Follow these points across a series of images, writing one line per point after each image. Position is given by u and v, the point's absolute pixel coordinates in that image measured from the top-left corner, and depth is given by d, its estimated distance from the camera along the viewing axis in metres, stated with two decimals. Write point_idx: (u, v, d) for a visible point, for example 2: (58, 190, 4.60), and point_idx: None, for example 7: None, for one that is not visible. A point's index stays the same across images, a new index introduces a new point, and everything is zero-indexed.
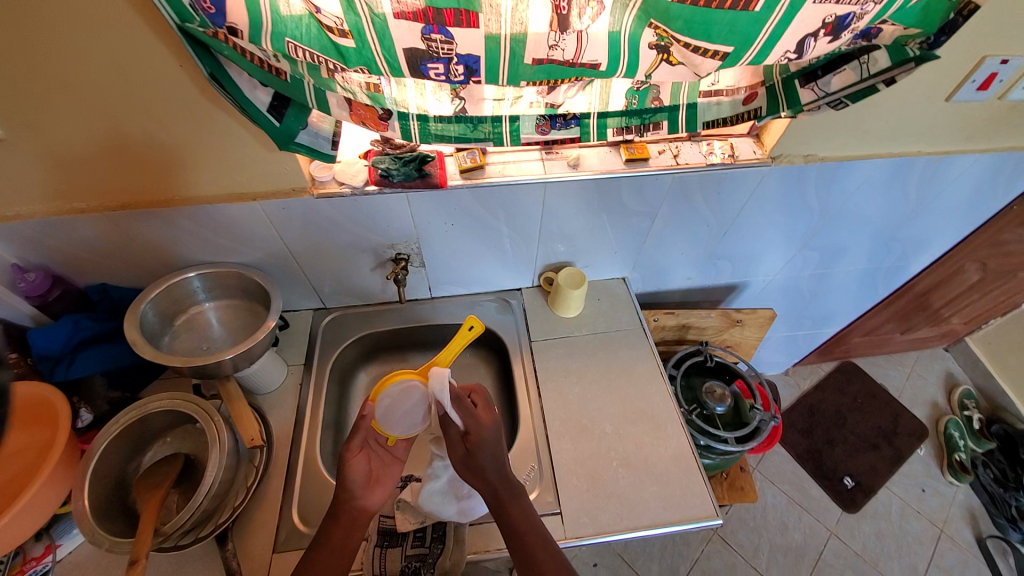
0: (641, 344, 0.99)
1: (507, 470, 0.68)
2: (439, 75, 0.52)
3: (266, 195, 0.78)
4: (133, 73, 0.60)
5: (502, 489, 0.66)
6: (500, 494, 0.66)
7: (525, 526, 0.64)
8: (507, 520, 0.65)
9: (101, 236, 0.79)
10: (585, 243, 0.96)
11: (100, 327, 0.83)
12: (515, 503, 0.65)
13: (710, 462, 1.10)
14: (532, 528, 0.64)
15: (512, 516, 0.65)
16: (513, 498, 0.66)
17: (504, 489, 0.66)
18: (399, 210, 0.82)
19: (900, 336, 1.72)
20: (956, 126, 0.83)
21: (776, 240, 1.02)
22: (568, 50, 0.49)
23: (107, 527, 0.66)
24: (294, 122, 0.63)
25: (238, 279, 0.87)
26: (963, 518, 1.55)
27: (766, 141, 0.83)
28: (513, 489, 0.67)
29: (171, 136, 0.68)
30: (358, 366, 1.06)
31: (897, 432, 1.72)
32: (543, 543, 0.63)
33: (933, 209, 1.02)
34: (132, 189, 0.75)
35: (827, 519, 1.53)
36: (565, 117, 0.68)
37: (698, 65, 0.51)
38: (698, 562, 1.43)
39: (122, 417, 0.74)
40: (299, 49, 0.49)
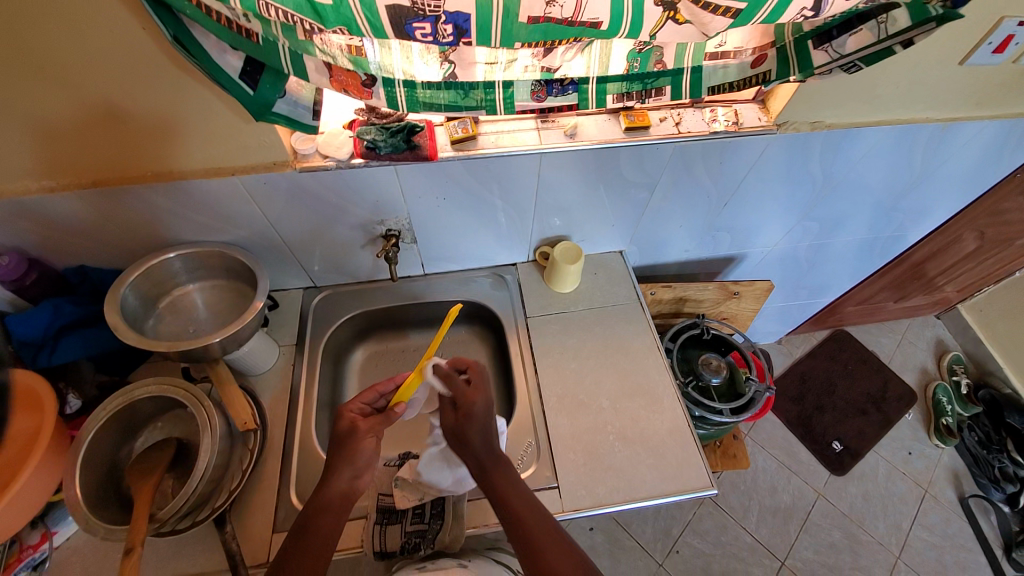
0: (638, 318, 0.98)
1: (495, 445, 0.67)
2: (425, 36, 0.48)
3: (247, 170, 0.74)
4: (92, 36, 0.54)
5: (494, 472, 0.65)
6: (485, 464, 0.65)
7: (522, 507, 0.63)
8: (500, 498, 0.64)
9: (74, 215, 0.75)
10: (582, 216, 0.93)
11: (82, 312, 0.80)
12: (508, 484, 0.65)
13: (704, 432, 1.11)
14: (528, 509, 0.63)
15: (508, 496, 0.64)
16: (505, 480, 0.65)
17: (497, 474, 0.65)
18: (388, 184, 0.78)
19: (894, 304, 1.73)
20: (966, 92, 0.79)
21: (777, 210, 1.00)
22: (566, 7, 0.45)
23: (101, 515, 0.65)
24: (269, 90, 0.58)
25: (221, 258, 0.84)
26: (946, 479, 1.60)
27: (772, 106, 0.79)
28: (506, 473, 0.66)
29: (139, 106, 0.63)
30: (351, 344, 1.04)
31: (886, 398, 1.76)
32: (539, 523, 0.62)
33: (937, 177, 1.00)
34: (102, 166, 0.70)
35: (815, 482, 1.57)
36: (561, 82, 0.63)
37: (706, 24, 0.47)
38: (691, 524, 1.47)
39: (110, 403, 0.72)
40: (272, 7, 0.44)
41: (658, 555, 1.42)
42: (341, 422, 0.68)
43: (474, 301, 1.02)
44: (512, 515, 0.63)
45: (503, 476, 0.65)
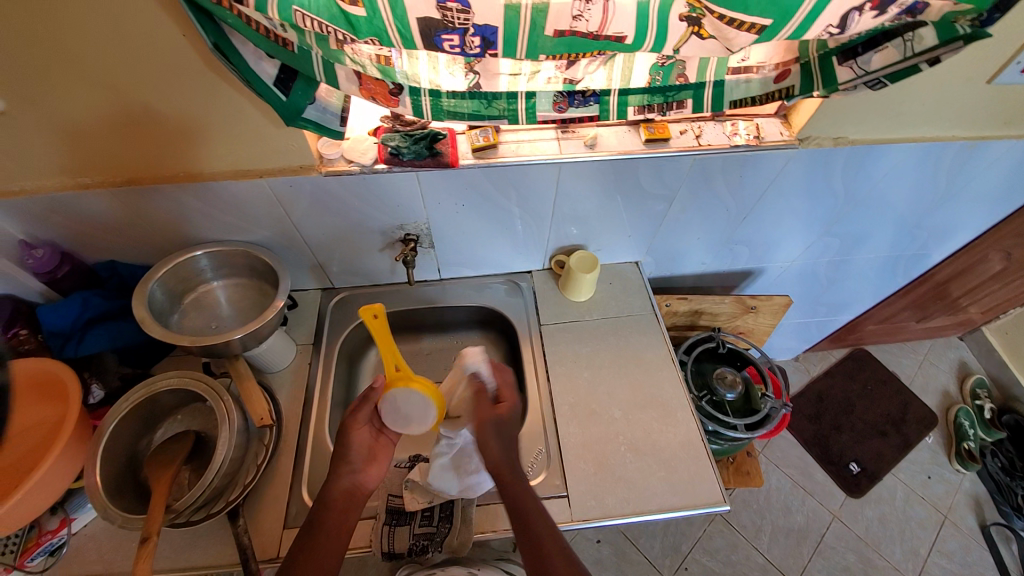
0: (653, 330, 0.97)
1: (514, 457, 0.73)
2: (453, 47, 0.49)
3: (273, 172, 0.76)
4: (132, 42, 0.57)
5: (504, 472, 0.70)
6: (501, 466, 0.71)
7: (532, 511, 0.65)
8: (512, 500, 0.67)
9: (107, 211, 0.78)
10: (599, 226, 0.94)
11: (109, 305, 0.83)
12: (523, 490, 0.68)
13: (717, 447, 1.10)
14: (537, 515, 0.65)
15: (519, 501, 0.66)
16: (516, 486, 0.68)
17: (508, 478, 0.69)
18: (409, 189, 0.80)
19: (916, 324, 1.69)
20: (993, 111, 0.78)
21: (796, 226, 0.99)
22: (593, 21, 0.46)
23: (119, 502, 0.67)
24: (300, 96, 0.60)
25: (245, 258, 0.86)
26: (967, 506, 1.55)
27: (794, 121, 0.79)
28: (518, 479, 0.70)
29: (174, 109, 0.66)
30: (366, 346, 1.05)
31: (905, 420, 1.71)
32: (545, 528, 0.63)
33: (962, 196, 0.98)
34: (136, 165, 0.73)
35: (830, 503, 1.53)
36: (584, 94, 0.63)
37: (732, 39, 0.47)
38: (700, 542, 1.45)
39: (133, 393, 0.74)
40: (308, 18, 0.46)
41: (666, 571, 1.39)
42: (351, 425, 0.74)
43: (488, 308, 1.03)
44: (523, 515, 0.65)
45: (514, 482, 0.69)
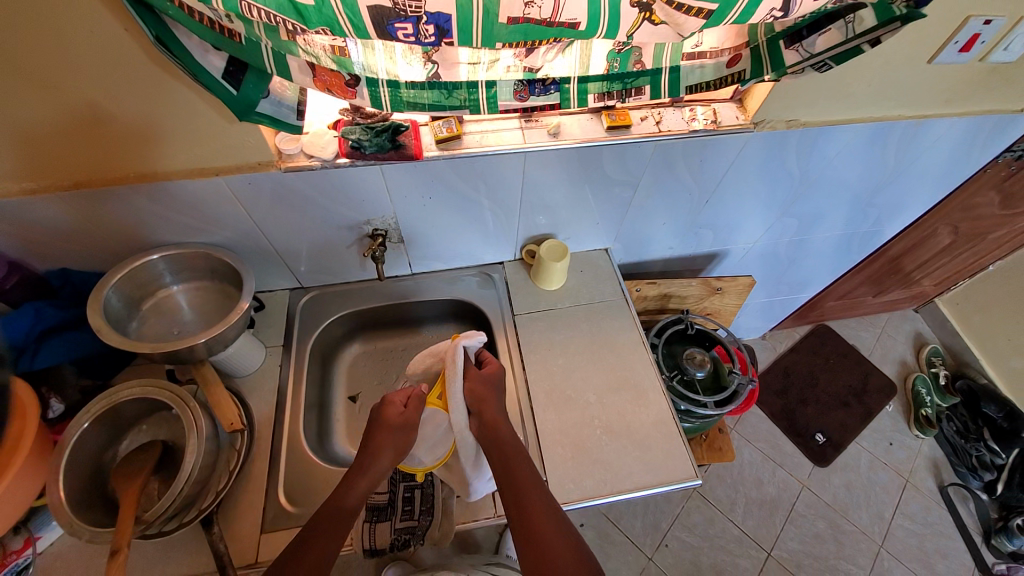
0: (624, 314, 0.99)
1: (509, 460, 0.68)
2: (407, 36, 0.49)
3: (230, 169, 0.74)
4: (73, 38, 0.54)
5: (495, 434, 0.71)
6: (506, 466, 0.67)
7: (526, 482, 0.65)
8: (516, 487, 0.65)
9: (54, 218, 0.74)
10: (567, 214, 0.95)
11: (65, 314, 0.79)
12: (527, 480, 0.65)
13: (689, 425, 1.13)
14: (536, 487, 0.65)
15: (516, 472, 0.66)
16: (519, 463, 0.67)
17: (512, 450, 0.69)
18: (374, 183, 0.79)
19: (873, 298, 1.77)
20: (935, 90, 0.82)
21: (757, 207, 1.02)
22: (545, 8, 0.46)
23: (86, 517, 0.65)
24: (252, 91, 0.58)
25: (204, 260, 0.83)
26: (928, 469, 1.65)
27: (749, 105, 0.81)
28: (520, 453, 0.69)
29: (121, 107, 0.63)
30: (339, 345, 1.04)
31: (867, 390, 1.80)
32: (543, 508, 0.63)
33: (909, 173, 1.03)
34: (81, 166, 0.70)
35: (800, 473, 1.61)
36: (543, 82, 0.64)
37: (681, 24, 0.49)
38: (679, 518, 1.50)
39: (94, 405, 0.71)
40: (254, 8, 0.45)
41: (648, 548, 1.44)
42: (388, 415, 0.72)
43: (460, 300, 1.03)
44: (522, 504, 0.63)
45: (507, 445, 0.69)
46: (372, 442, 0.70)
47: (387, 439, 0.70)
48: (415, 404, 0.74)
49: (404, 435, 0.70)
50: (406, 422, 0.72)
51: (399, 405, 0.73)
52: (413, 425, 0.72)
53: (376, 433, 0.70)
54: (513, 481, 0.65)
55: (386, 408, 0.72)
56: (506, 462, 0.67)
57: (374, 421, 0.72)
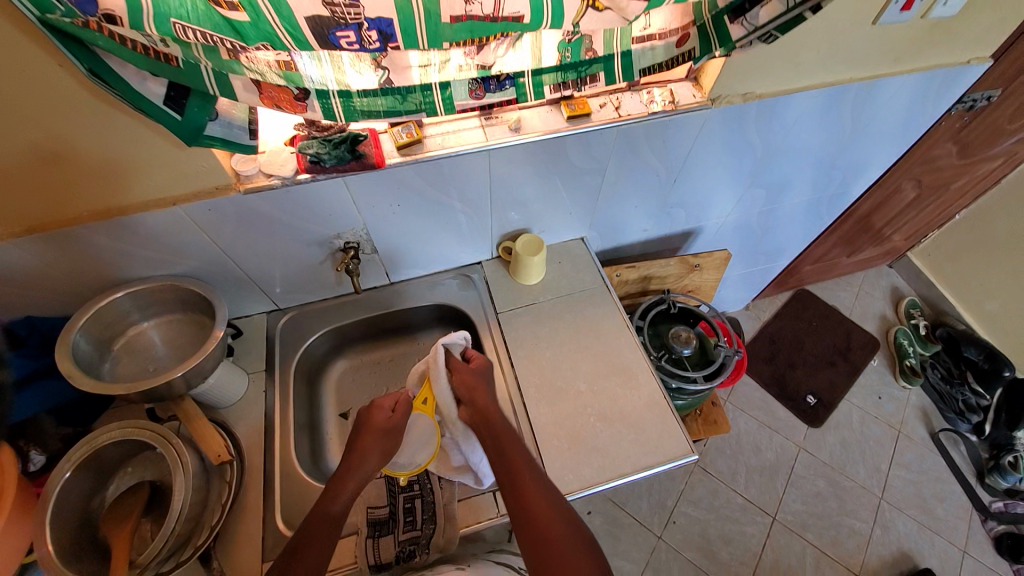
0: (606, 301, 1.00)
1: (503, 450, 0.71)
2: (351, 44, 0.48)
3: (189, 197, 0.72)
4: (5, 78, 0.52)
5: (497, 441, 0.72)
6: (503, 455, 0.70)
7: (530, 488, 0.66)
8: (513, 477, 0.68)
9: (12, 265, 0.71)
10: (540, 208, 0.95)
11: (34, 364, 0.76)
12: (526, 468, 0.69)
13: (681, 402, 1.15)
14: (542, 492, 0.66)
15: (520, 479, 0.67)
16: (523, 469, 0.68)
17: (515, 456, 0.70)
18: (339, 196, 0.77)
19: (847, 259, 1.81)
20: (883, 50, 0.84)
21: (725, 181, 1.04)
22: (486, 3, 0.46)
23: (78, 568, 0.63)
24: (198, 113, 0.57)
25: (173, 292, 0.81)
26: (916, 418, 1.70)
27: (704, 83, 0.82)
28: (523, 458, 0.70)
29: (66, 146, 0.61)
30: (325, 364, 1.03)
31: (850, 348, 1.85)
32: (538, 492, 0.66)
33: (868, 134, 1.05)
34: (34, 211, 0.67)
35: (795, 436, 1.64)
36: (498, 78, 0.64)
37: (624, 9, 0.49)
38: (684, 494, 1.52)
39: (73, 454, 0.68)
40: (189, 29, 0.43)
41: (656, 527, 1.45)
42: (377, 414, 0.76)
43: (443, 304, 1.02)
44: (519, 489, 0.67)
45: (509, 450, 0.71)
46: (359, 444, 0.73)
47: (374, 441, 0.73)
48: (402, 408, 0.77)
49: (393, 437, 0.74)
50: (393, 425, 0.75)
51: (387, 410, 0.77)
52: (399, 429, 0.75)
53: (363, 436, 0.74)
54: (519, 491, 0.66)
55: (373, 413, 0.76)
56: (502, 450, 0.71)
57: (359, 425, 0.75)
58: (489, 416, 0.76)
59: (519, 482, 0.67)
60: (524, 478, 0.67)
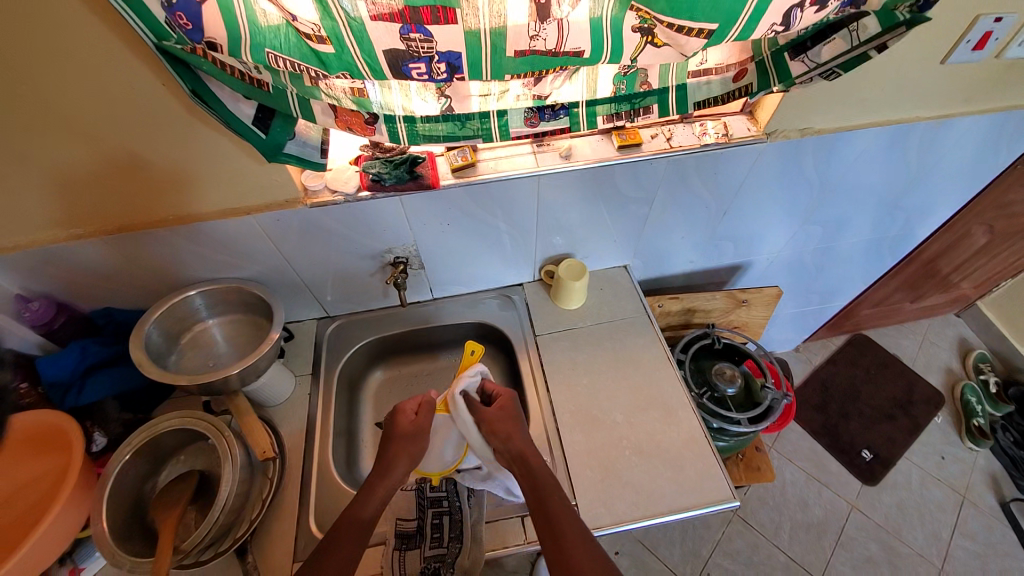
0: (647, 331, 0.98)
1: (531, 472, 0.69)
2: (421, 75, 0.51)
3: (260, 208, 0.78)
4: (120, 94, 0.60)
5: (528, 474, 0.69)
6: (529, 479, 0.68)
7: (568, 529, 0.61)
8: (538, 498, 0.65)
9: (103, 259, 0.79)
10: (584, 234, 0.95)
11: (107, 352, 0.83)
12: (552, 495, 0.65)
13: (723, 444, 1.09)
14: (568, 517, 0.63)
15: (557, 519, 0.63)
16: (555, 499, 0.65)
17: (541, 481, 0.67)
18: (394, 214, 0.82)
19: (910, 305, 1.70)
20: (951, 90, 0.81)
21: (777, 217, 1.01)
22: (550, 39, 0.49)
23: (128, 549, 0.66)
24: (280, 132, 0.62)
25: (238, 294, 0.87)
26: (986, 484, 1.54)
27: (760, 116, 0.82)
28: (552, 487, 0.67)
29: (160, 155, 0.68)
30: (364, 374, 1.06)
31: (912, 401, 1.71)
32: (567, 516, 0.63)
33: (935, 173, 1.00)
34: (125, 211, 0.74)
35: (846, 493, 1.52)
36: (553, 108, 0.67)
37: (683, 45, 0.51)
38: (720, 544, 1.43)
39: (134, 438, 0.74)
40: (280, 59, 0.49)
41: None
42: (403, 421, 0.76)
43: (482, 323, 1.04)
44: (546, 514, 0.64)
45: (542, 483, 0.67)
46: (387, 453, 0.73)
47: (403, 447, 0.73)
48: (424, 411, 0.77)
49: (417, 446, 0.74)
50: (418, 429, 0.75)
51: (410, 413, 0.77)
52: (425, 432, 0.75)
53: (392, 443, 0.74)
54: (552, 525, 0.62)
55: (398, 417, 0.76)
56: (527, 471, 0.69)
57: (388, 431, 0.76)
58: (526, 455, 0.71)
59: (552, 518, 0.63)
60: (555, 507, 0.64)
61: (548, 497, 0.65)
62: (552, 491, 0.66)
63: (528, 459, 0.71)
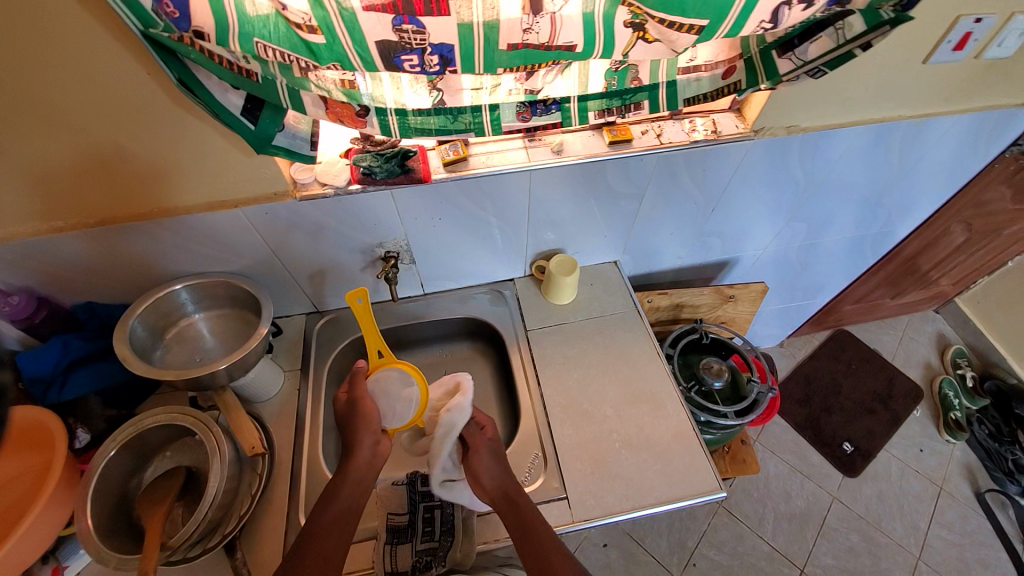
0: (637, 326, 0.99)
1: (515, 499, 0.72)
2: (413, 67, 0.51)
3: (248, 201, 0.77)
4: (103, 81, 0.58)
5: (515, 509, 0.71)
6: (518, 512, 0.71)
7: (559, 561, 0.66)
8: (525, 528, 0.70)
9: (85, 253, 0.77)
10: (575, 229, 0.96)
11: (90, 346, 0.81)
12: (540, 526, 0.70)
13: (710, 437, 1.11)
14: (557, 549, 0.67)
15: (547, 553, 0.67)
16: (542, 531, 0.69)
17: (529, 515, 0.71)
18: (385, 207, 0.81)
19: (891, 301, 1.74)
20: (934, 89, 0.83)
21: (764, 214, 1.03)
22: (543, 33, 0.49)
23: (114, 546, 0.65)
24: (269, 125, 0.62)
25: (225, 288, 0.86)
26: (962, 474, 1.59)
27: (748, 113, 0.83)
28: (537, 520, 0.71)
29: (144, 146, 0.67)
30: (354, 369, 1.05)
31: (892, 395, 1.75)
32: (555, 547, 0.68)
33: (916, 172, 1.03)
34: (108, 204, 0.73)
35: (829, 485, 1.56)
36: (545, 102, 0.66)
37: (674, 40, 0.51)
38: (706, 535, 1.45)
39: (118, 434, 0.73)
40: (269, 48, 0.48)
41: (675, 568, 1.39)
42: (341, 406, 0.79)
43: (473, 318, 1.04)
44: (535, 546, 0.67)
45: (538, 536, 0.68)
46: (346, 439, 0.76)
47: (353, 425, 0.76)
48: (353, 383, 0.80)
49: (359, 415, 0.77)
50: (354, 400, 0.79)
51: (346, 395, 0.80)
52: (362, 397, 0.79)
53: (346, 427, 0.77)
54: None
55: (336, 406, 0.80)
56: (514, 502, 0.72)
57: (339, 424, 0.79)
58: (512, 492, 0.73)
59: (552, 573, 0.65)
60: (543, 542, 0.68)
61: (546, 550, 0.67)
62: (548, 544, 0.67)
63: (522, 510, 0.71)
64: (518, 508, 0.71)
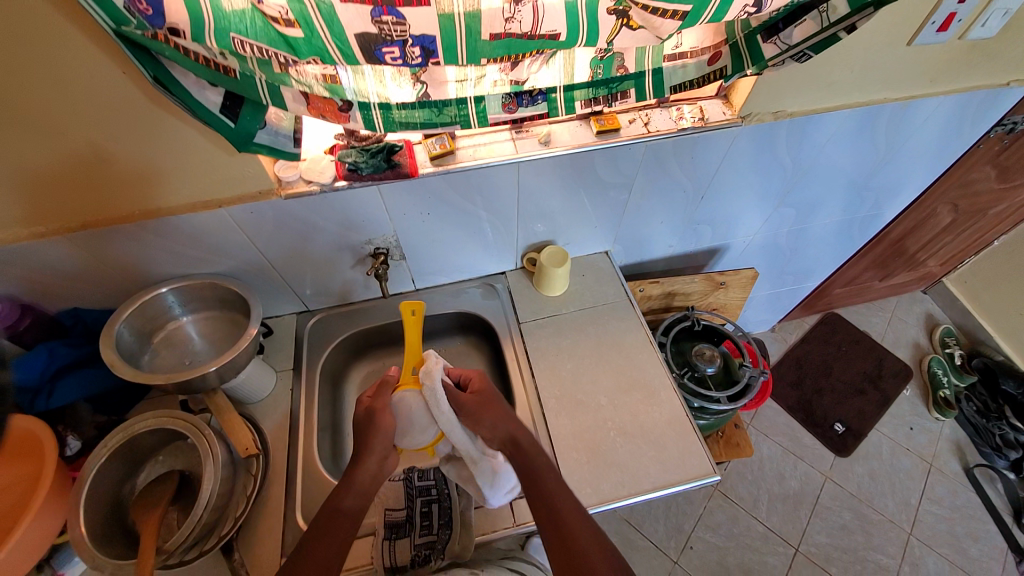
0: (629, 315, 0.99)
1: (524, 450, 0.70)
2: (395, 60, 0.50)
3: (232, 201, 0.75)
4: (76, 82, 0.57)
5: (523, 458, 0.70)
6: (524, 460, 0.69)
7: (566, 508, 0.65)
8: (532, 476, 0.68)
9: (67, 258, 0.76)
10: (565, 220, 0.96)
11: (77, 352, 0.80)
12: (548, 472, 0.68)
13: (704, 422, 1.12)
14: (564, 496, 0.66)
15: (554, 499, 0.65)
16: (549, 478, 0.67)
17: (537, 462, 0.69)
18: (372, 203, 0.80)
19: (880, 283, 1.76)
20: (918, 71, 0.83)
21: (753, 199, 1.03)
22: (526, 22, 0.48)
23: (108, 551, 0.65)
24: (250, 121, 0.60)
25: (212, 289, 0.85)
26: (950, 451, 1.62)
27: (734, 100, 0.83)
28: (546, 467, 0.69)
29: (122, 148, 0.65)
30: (348, 367, 1.05)
31: (881, 375, 1.78)
32: (562, 494, 0.66)
33: (902, 154, 1.03)
34: (88, 208, 0.71)
35: (821, 465, 1.58)
36: (530, 93, 0.66)
37: (659, 27, 0.51)
38: (702, 518, 1.48)
39: (110, 440, 0.72)
40: (246, 44, 0.47)
41: (672, 552, 1.41)
42: (358, 410, 0.74)
43: (465, 312, 1.04)
44: (541, 494, 0.66)
45: (546, 479, 0.67)
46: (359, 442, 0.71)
47: (369, 432, 0.70)
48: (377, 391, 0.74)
49: (375, 426, 0.71)
50: (371, 409, 0.72)
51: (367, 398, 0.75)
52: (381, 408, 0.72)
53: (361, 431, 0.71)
54: (559, 522, 0.63)
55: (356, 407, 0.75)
56: (521, 450, 0.71)
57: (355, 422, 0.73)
58: (518, 441, 0.71)
59: (560, 516, 0.64)
60: (550, 488, 0.66)
61: (553, 495, 0.66)
62: (555, 487, 0.67)
63: (529, 455, 0.70)
64: (524, 455, 0.70)
